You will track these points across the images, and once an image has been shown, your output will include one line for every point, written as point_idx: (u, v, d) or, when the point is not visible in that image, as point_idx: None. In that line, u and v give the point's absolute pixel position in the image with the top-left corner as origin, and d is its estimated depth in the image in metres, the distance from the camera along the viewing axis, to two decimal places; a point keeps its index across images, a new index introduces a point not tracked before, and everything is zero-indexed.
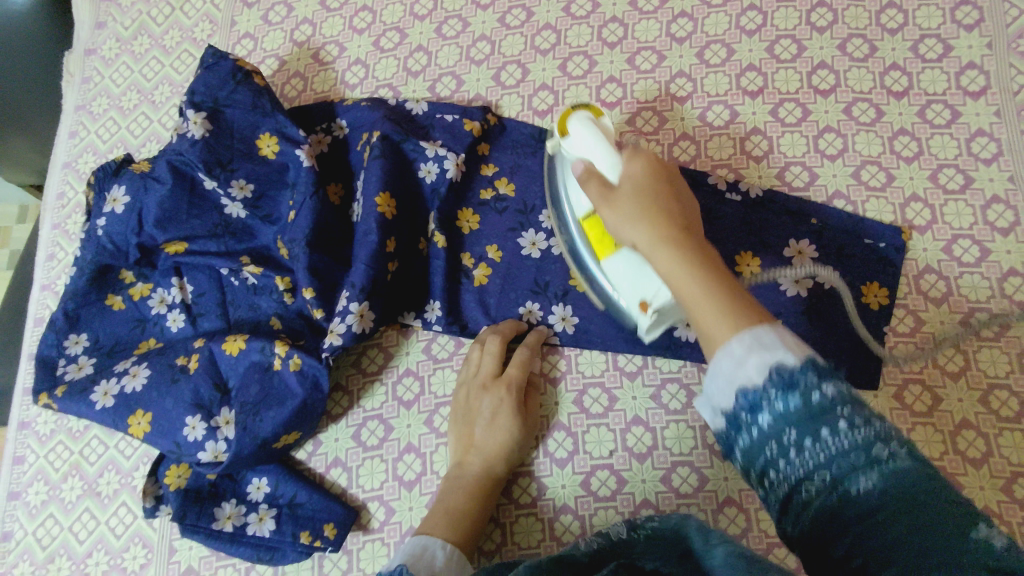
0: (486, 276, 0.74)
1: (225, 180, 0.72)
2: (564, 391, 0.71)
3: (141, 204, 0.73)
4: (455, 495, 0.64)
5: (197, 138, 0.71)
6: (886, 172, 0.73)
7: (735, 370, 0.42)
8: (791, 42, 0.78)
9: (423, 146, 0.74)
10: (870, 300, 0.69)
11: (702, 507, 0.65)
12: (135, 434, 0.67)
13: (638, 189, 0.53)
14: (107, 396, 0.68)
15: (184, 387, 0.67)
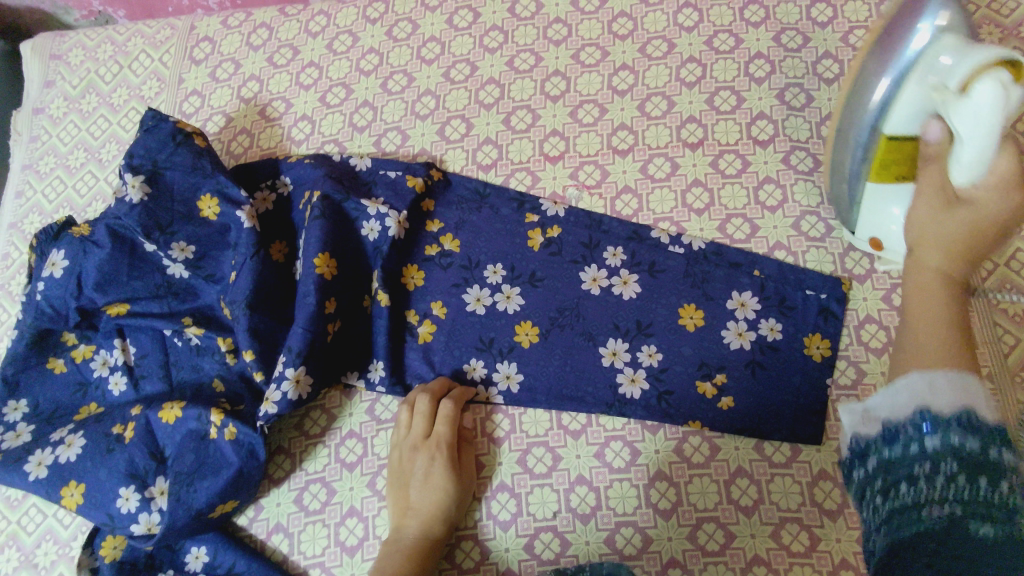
0: (431, 333, 0.73)
1: (165, 243, 0.72)
2: (508, 450, 0.70)
3: (80, 267, 0.73)
4: (394, 561, 0.62)
5: (135, 203, 0.71)
6: (826, 223, 0.73)
7: (937, 385, 0.36)
8: (730, 94, 0.79)
9: (364, 205, 0.73)
10: (812, 352, 0.68)
11: (645, 568, 0.65)
12: (68, 506, 0.66)
13: (987, 193, 0.46)
14: (41, 466, 0.67)
15: (119, 457, 0.66)
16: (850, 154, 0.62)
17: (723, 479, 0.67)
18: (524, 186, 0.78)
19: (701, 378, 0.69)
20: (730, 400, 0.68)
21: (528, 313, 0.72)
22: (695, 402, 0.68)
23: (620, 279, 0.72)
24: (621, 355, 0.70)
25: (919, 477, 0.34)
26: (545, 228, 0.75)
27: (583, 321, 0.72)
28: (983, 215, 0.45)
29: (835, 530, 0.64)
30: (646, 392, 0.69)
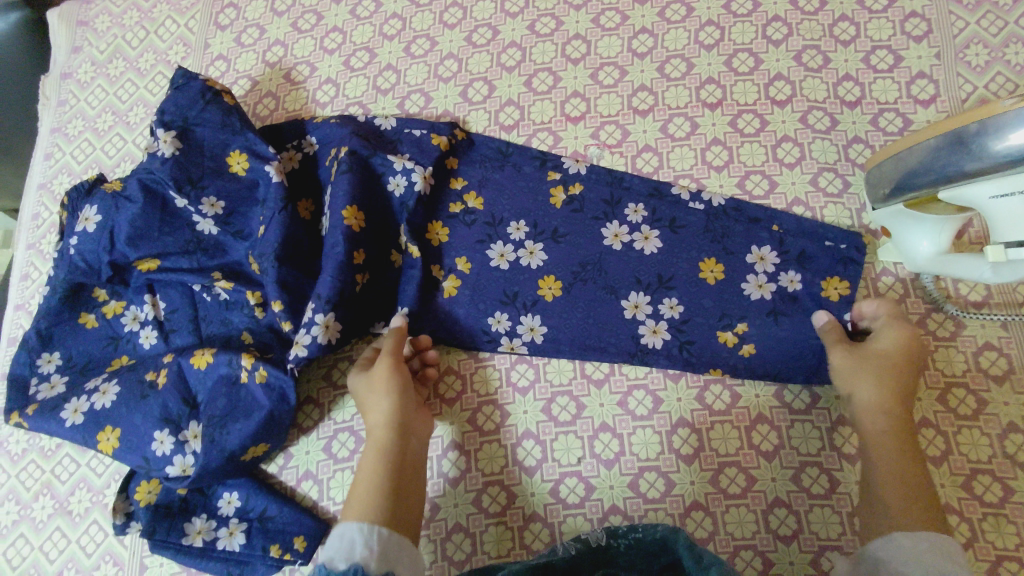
0: (456, 288, 0.74)
1: (195, 198, 0.73)
2: (532, 399, 0.71)
3: (113, 222, 0.74)
4: (368, 465, 0.61)
5: (167, 157, 0.73)
6: (843, 179, 0.75)
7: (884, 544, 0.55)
8: (748, 56, 0.81)
9: (391, 160, 0.75)
10: (831, 293, 0.69)
11: (668, 511, 0.66)
12: (104, 450, 0.67)
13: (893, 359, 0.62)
14: (77, 413, 0.69)
15: (153, 403, 0.67)
16: (906, 181, 0.62)
17: (744, 425, 0.68)
18: (547, 145, 0.80)
19: (722, 329, 0.69)
20: (751, 347, 0.69)
21: (551, 268, 0.73)
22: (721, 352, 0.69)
23: (642, 235, 0.73)
24: (644, 308, 0.71)
25: None
26: (567, 185, 0.76)
27: (605, 275, 0.72)
28: (885, 357, 0.62)
29: (855, 473, 0.65)
30: (669, 342, 0.70)
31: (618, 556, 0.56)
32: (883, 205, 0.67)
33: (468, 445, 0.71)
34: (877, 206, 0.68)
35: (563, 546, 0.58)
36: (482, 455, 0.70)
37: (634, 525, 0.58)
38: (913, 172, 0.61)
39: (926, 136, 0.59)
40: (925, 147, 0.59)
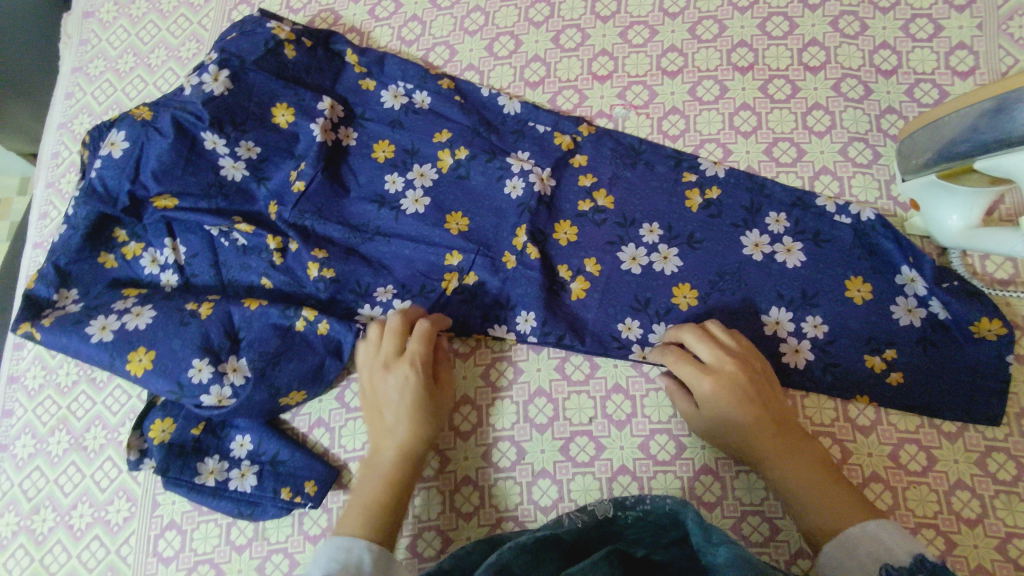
0: (585, 290, 0.72)
1: (234, 140, 0.75)
2: (546, 357, 0.71)
3: (140, 151, 0.74)
4: (372, 486, 0.60)
5: (215, 95, 0.75)
6: (873, 150, 0.73)
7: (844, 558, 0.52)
8: (783, 20, 0.79)
9: (509, 163, 0.75)
10: (984, 334, 0.65)
11: (678, 474, 0.66)
12: (134, 370, 0.67)
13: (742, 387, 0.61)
14: (105, 330, 0.69)
15: (193, 330, 0.68)
16: (942, 150, 0.63)
17: None
18: (572, 103, 0.79)
19: (870, 353, 0.67)
20: (899, 375, 0.66)
21: (686, 275, 0.71)
22: (748, 324, 0.69)
23: (784, 246, 0.71)
24: (785, 325, 0.68)
25: None
26: (703, 189, 0.73)
27: (745, 287, 0.70)
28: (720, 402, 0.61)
29: (866, 444, 0.65)
30: (812, 364, 0.67)
31: (625, 529, 0.54)
32: (913, 176, 0.67)
33: (479, 400, 0.70)
34: (909, 176, 0.68)
35: (567, 516, 0.54)
36: (494, 410, 0.70)
37: (643, 497, 0.54)
38: (949, 141, 0.61)
39: (965, 104, 0.59)
40: (964, 118, 0.59)
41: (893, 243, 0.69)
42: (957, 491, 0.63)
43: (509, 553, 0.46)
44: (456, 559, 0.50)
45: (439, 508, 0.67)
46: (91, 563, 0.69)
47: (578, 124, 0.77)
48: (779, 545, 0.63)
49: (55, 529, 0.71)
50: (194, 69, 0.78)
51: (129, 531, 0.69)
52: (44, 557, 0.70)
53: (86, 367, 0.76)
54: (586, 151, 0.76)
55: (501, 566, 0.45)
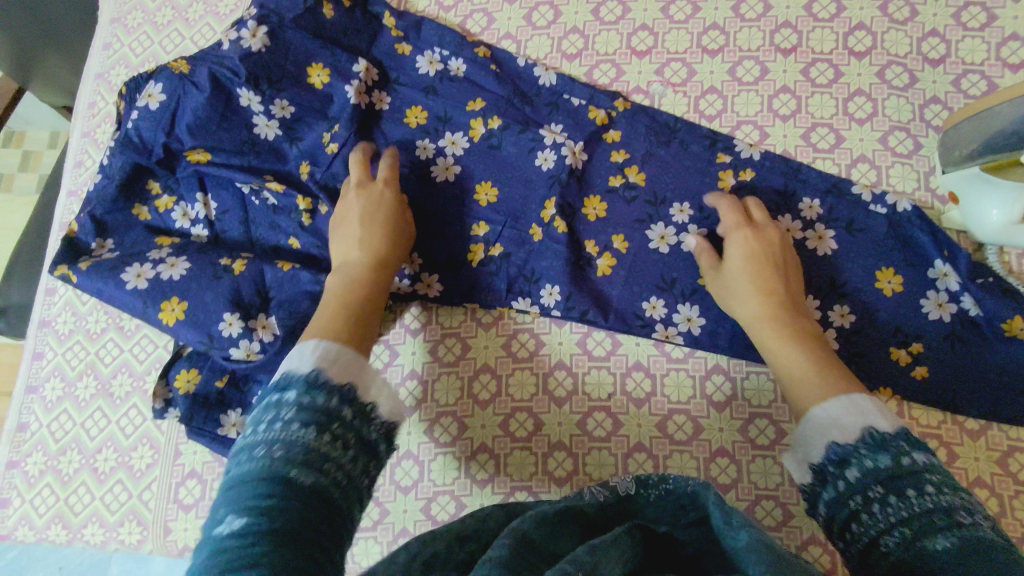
0: (610, 267, 0.71)
1: (269, 98, 0.75)
2: (568, 332, 0.71)
3: (178, 105, 0.75)
4: (334, 293, 0.61)
5: (253, 52, 0.75)
6: (915, 140, 0.72)
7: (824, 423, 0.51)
8: (830, 1, 0.77)
9: (542, 135, 0.74)
10: (1015, 332, 0.64)
11: (694, 454, 0.66)
12: (166, 319, 0.69)
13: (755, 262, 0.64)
14: (140, 278, 0.70)
15: (226, 284, 0.69)
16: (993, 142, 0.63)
17: None
18: (608, 77, 0.78)
19: (895, 346, 0.66)
20: (924, 370, 0.65)
21: None
22: None
23: (815, 234, 0.70)
24: (811, 313, 0.68)
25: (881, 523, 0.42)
26: (737, 171, 0.72)
27: None
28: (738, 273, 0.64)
29: None
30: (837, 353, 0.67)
31: (644, 507, 0.49)
32: (956, 169, 0.66)
33: (499, 370, 0.71)
34: (949, 170, 0.67)
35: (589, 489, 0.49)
36: (513, 381, 0.70)
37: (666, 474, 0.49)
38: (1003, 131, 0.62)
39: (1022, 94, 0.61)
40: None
41: (928, 236, 0.68)
42: (976, 489, 0.62)
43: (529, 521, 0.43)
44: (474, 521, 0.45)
45: (455, 473, 0.68)
46: (114, 506, 0.71)
47: (613, 99, 0.76)
48: (791, 530, 0.63)
49: (80, 471, 0.72)
50: (232, 26, 0.78)
51: (151, 477, 0.71)
52: (69, 496, 0.72)
53: (115, 316, 0.77)
54: (619, 127, 0.75)
55: (521, 533, 0.42)
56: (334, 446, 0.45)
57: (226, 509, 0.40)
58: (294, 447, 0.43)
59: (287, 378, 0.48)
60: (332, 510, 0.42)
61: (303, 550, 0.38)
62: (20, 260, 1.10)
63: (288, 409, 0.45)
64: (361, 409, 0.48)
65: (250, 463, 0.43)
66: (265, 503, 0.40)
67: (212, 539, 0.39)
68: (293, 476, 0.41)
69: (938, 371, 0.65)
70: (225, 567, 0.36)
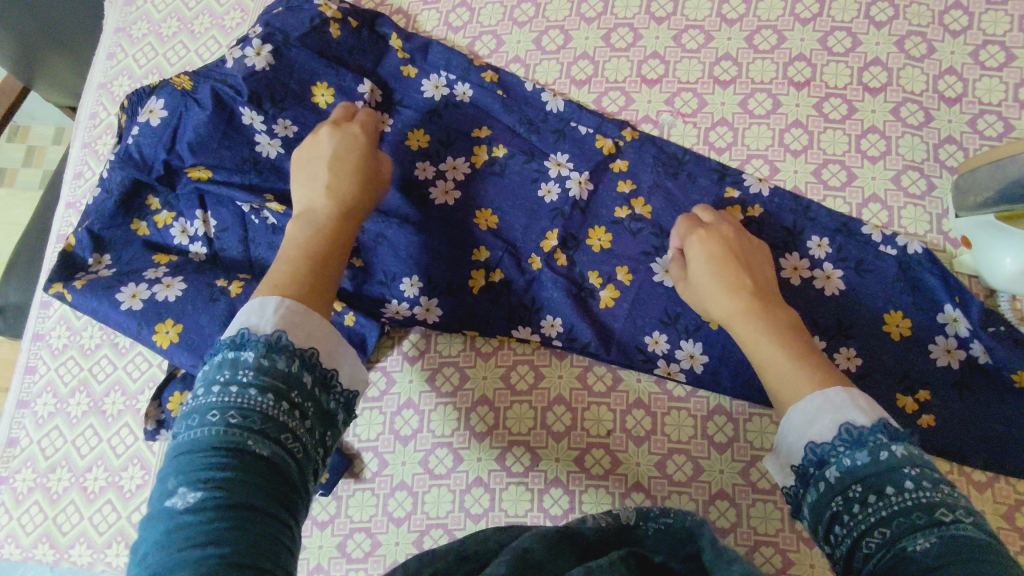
0: (613, 299, 0.70)
1: (272, 117, 0.74)
2: (569, 365, 0.70)
3: (178, 121, 0.73)
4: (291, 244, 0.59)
5: (257, 70, 0.74)
6: (928, 180, 0.70)
7: (806, 424, 0.48)
8: (846, 35, 0.75)
9: (546, 167, 0.74)
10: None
11: (693, 496, 0.65)
12: (160, 341, 0.68)
13: (719, 255, 0.60)
14: (136, 298, 0.69)
15: (221, 307, 0.68)
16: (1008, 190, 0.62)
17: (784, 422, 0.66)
18: (617, 105, 0.77)
19: (902, 392, 0.64)
20: (931, 418, 0.64)
21: None
22: None
23: (824, 273, 0.68)
24: None
25: (858, 522, 0.42)
26: (744, 206, 0.71)
27: None
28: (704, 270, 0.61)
29: None
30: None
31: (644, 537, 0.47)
32: (968, 212, 0.65)
33: (497, 402, 0.70)
34: (962, 212, 0.66)
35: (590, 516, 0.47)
36: (511, 414, 0.69)
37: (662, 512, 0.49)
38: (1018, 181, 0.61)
39: None
40: None
41: (938, 280, 0.66)
42: None
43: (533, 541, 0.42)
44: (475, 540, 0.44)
45: (449, 506, 0.67)
46: (102, 527, 0.70)
47: (622, 127, 0.74)
48: None
49: (69, 489, 0.71)
50: (237, 43, 0.77)
51: (140, 498, 0.70)
52: (58, 515, 0.71)
53: (110, 332, 0.76)
54: (627, 156, 0.74)
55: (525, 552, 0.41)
56: (290, 416, 0.46)
57: (178, 479, 0.41)
58: (249, 415, 0.44)
59: (239, 340, 0.48)
60: (286, 477, 0.43)
61: (264, 513, 0.40)
62: (17, 263, 1.09)
63: (240, 375, 0.46)
64: (318, 376, 0.49)
65: (200, 430, 0.43)
66: (219, 473, 0.41)
67: (166, 512, 0.40)
68: (248, 446, 0.42)
69: (942, 421, 0.64)
70: (187, 538, 0.38)
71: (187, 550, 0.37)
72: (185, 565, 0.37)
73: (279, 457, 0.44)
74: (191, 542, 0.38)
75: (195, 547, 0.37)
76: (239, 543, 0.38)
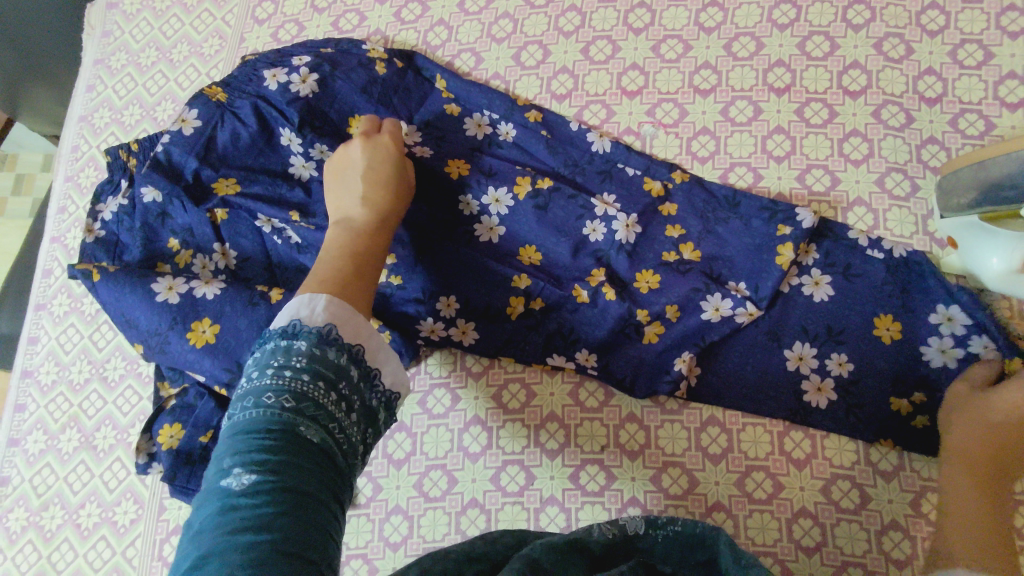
0: (659, 335, 0.68)
1: (309, 141, 0.72)
2: (560, 382, 0.70)
3: (211, 131, 0.73)
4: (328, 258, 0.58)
5: (301, 96, 0.74)
6: (912, 182, 0.70)
7: None
8: (824, 39, 0.75)
9: (593, 204, 0.71)
10: None
11: (690, 509, 0.65)
12: (195, 340, 0.66)
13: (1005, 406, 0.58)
14: (172, 291, 0.67)
15: (262, 312, 0.66)
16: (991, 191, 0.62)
17: (777, 430, 0.66)
18: (598, 119, 0.77)
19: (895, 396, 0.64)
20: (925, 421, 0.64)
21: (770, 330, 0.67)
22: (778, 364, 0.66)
23: (812, 279, 0.68)
24: (808, 361, 0.66)
25: None
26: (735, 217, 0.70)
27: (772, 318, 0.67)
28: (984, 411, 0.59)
29: (887, 491, 0.63)
30: (834, 405, 0.65)
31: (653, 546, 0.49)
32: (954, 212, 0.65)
33: (490, 421, 0.69)
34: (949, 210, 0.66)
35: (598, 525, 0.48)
36: (504, 433, 0.69)
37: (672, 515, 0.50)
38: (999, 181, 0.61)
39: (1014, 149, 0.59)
40: None
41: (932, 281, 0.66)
42: None
43: (539, 547, 0.44)
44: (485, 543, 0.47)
45: (446, 529, 0.66)
46: (97, 564, 0.69)
47: (672, 170, 0.73)
48: None
49: (63, 527, 0.71)
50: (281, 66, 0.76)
51: (135, 533, 0.69)
52: (51, 554, 0.70)
53: (99, 365, 0.75)
54: (677, 201, 0.71)
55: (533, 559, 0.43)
56: (338, 407, 0.47)
57: (233, 458, 0.42)
58: (300, 401, 0.45)
59: (292, 329, 0.49)
60: (335, 465, 0.45)
61: (315, 497, 0.42)
62: (7, 295, 1.09)
63: (294, 361, 0.47)
64: (362, 372, 0.50)
65: (257, 410, 0.45)
66: (272, 457, 0.42)
67: (221, 491, 0.41)
68: (299, 433, 0.44)
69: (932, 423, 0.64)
70: (238, 521, 0.39)
71: (243, 530, 0.38)
72: (234, 548, 0.38)
73: (328, 448, 0.45)
74: (246, 522, 0.39)
75: (251, 525, 0.39)
76: (294, 524, 0.39)
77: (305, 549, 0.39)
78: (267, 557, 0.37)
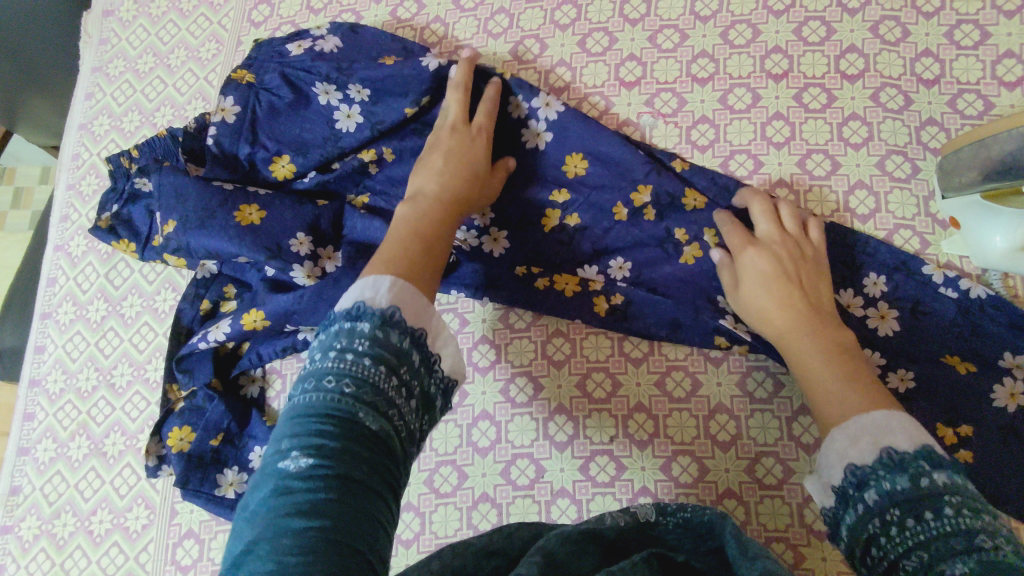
0: (697, 256, 0.70)
1: (344, 85, 0.73)
2: (567, 374, 0.70)
3: (252, 113, 0.74)
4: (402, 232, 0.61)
5: (325, 51, 0.75)
6: (912, 164, 0.70)
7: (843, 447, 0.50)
8: (820, 24, 0.75)
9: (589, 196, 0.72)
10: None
11: (701, 496, 0.65)
12: (242, 220, 0.69)
13: (774, 270, 0.61)
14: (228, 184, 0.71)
15: (308, 208, 0.71)
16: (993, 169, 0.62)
17: (785, 416, 0.65)
18: (598, 110, 0.77)
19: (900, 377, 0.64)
20: (936, 404, 0.63)
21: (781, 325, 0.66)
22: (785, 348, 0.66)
23: None
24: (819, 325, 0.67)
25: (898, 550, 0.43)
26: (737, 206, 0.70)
27: None
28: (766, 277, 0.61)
29: None
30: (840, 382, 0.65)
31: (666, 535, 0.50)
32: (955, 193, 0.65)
33: (498, 416, 0.69)
34: (950, 192, 0.66)
35: (609, 514, 0.49)
36: (513, 427, 0.69)
37: (682, 503, 0.51)
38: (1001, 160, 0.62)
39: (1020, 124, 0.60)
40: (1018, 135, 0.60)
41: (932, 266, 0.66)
42: None
43: (555, 540, 0.44)
44: (503, 538, 0.47)
45: (457, 524, 0.67)
46: (110, 570, 0.69)
47: (672, 158, 0.72)
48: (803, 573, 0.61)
49: (75, 534, 0.71)
50: (297, 37, 0.77)
51: (147, 538, 0.69)
52: (64, 561, 0.70)
53: (106, 372, 0.76)
54: None
55: (546, 552, 0.43)
56: (398, 390, 0.46)
57: (290, 442, 0.43)
58: (360, 385, 0.45)
59: (358, 308, 0.49)
60: (391, 451, 0.45)
61: (366, 486, 0.42)
62: (11, 308, 1.09)
63: (357, 343, 0.47)
64: (425, 356, 0.50)
65: (318, 394, 0.45)
66: (328, 443, 0.42)
67: (279, 472, 0.42)
68: (358, 418, 0.44)
69: (939, 409, 0.63)
70: (292, 505, 0.40)
71: (297, 514, 0.39)
72: (286, 530, 0.39)
73: (386, 433, 0.44)
74: (301, 504, 0.40)
75: (303, 511, 0.39)
76: (343, 514, 0.39)
77: (352, 538, 0.39)
78: (317, 544, 0.37)
